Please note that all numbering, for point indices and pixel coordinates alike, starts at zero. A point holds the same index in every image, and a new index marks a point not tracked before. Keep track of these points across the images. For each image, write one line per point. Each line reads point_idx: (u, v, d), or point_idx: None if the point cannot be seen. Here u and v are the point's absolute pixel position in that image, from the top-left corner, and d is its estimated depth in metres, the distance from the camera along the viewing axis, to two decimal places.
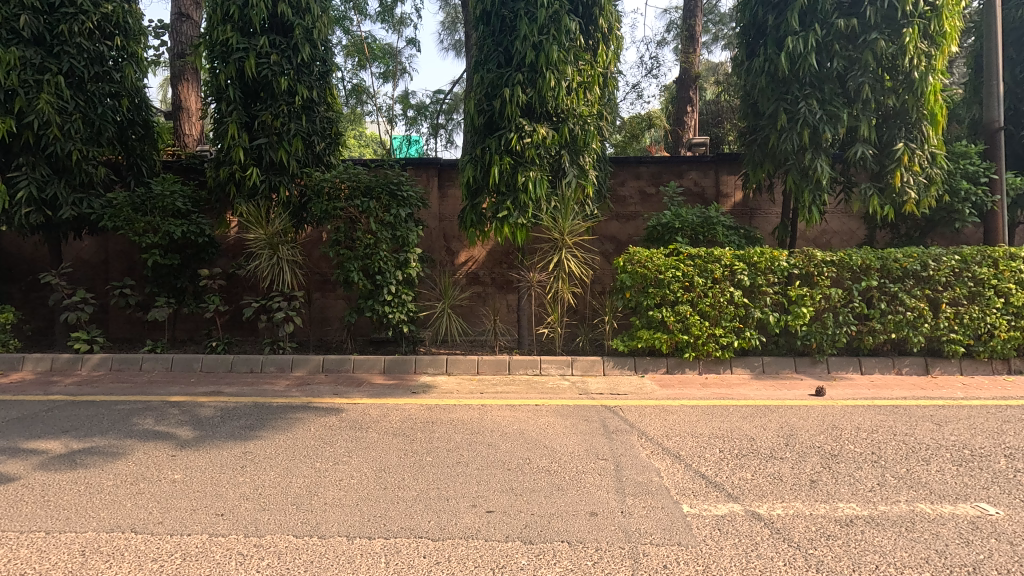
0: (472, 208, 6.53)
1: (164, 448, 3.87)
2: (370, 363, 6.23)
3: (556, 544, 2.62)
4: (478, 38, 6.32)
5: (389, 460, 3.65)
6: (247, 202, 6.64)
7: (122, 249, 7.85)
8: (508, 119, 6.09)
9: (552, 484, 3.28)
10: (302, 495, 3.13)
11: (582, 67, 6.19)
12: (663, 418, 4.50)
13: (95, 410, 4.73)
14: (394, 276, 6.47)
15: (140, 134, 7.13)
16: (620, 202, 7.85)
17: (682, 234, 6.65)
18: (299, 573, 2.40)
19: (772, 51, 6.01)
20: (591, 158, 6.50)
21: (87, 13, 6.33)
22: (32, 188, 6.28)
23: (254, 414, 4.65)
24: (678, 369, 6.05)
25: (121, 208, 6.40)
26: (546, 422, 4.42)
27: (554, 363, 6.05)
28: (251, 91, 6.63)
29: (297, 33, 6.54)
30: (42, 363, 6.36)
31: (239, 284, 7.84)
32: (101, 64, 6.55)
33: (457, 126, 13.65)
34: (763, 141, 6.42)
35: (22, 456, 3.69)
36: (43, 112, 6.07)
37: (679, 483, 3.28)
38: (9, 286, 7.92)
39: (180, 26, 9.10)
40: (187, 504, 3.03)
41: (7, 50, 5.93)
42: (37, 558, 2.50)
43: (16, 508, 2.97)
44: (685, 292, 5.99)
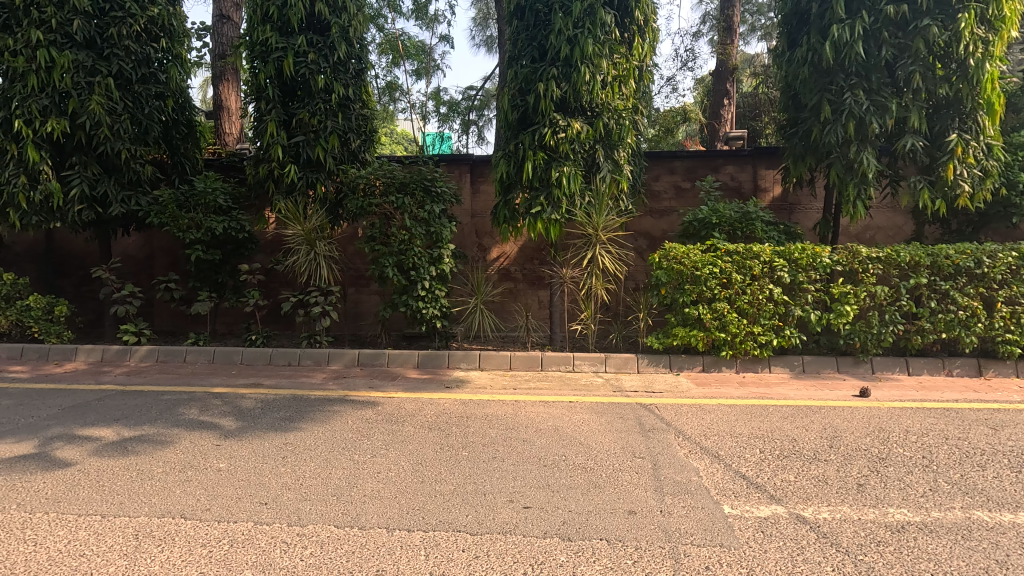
0: (505, 205, 6.52)
1: (209, 437, 3.99)
2: (405, 357, 6.29)
3: (595, 542, 2.60)
4: (511, 33, 6.28)
5: (425, 454, 3.68)
6: (286, 198, 6.78)
7: (166, 245, 8.13)
8: (543, 114, 6.05)
9: (589, 482, 3.25)
10: (342, 487, 3.18)
11: (617, 61, 6.12)
12: (701, 417, 4.41)
13: (143, 400, 4.91)
14: (428, 271, 6.51)
15: (183, 133, 7.40)
16: (654, 197, 7.72)
17: (720, 230, 6.50)
18: (341, 563, 2.44)
19: (815, 40, 5.78)
20: (625, 153, 6.43)
21: (135, 17, 6.54)
22: (84, 186, 6.54)
23: (293, 406, 4.75)
24: (715, 368, 5.93)
25: (167, 205, 6.63)
26: (580, 419, 4.40)
27: (587, 359, 6.01)
28: (289, 90, 6.76)
29: (334, 32, 6.64)
30: (93, 354, 6.64)
31: (277, 279, 8.01)
32: (147, 65, 6.79)
33: (488, 123, 13.67)
34: (805, 134, 6.22)
35: (78, 443, 3.86)
36: (94, 112, 6.31)
37: (720, 484, 3.21)
38: (61, 280, 8.30)
39: (221, 28, 9.35)
40: (232, 492, 3.11)
41: (60, 53, 6.17)
42: (94, 540, 2.60)
43: (74, 492, 3.10)
44: (723, 289, 5.86)
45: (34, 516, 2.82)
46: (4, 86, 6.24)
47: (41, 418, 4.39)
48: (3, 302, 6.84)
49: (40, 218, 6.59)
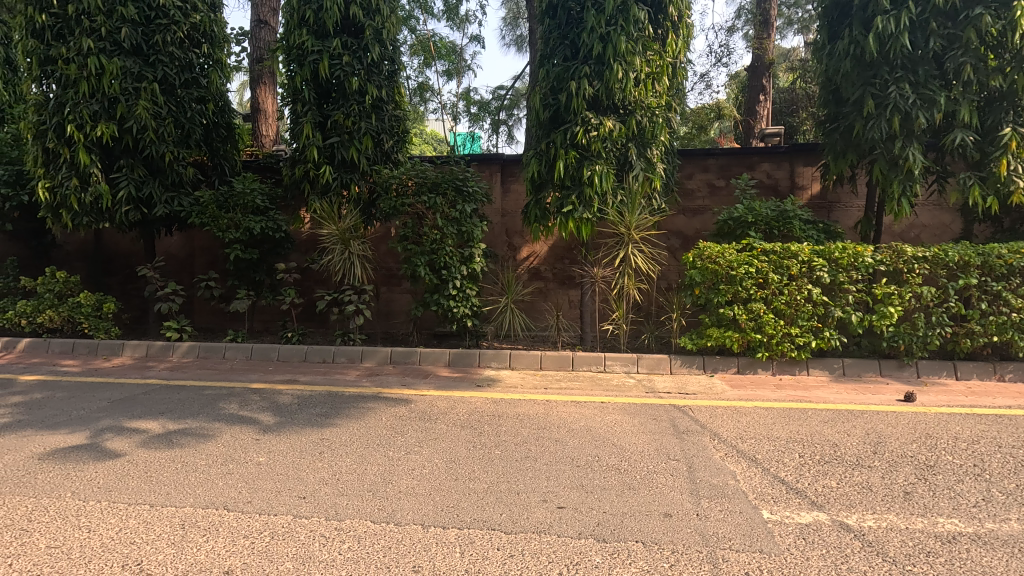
0: (536, 204, 6.53)
1: (249, 432, 4.10)
2: (436, 355, 6.36)
3: (631, 544, 2.58)
4: (543, 32, 6.25)
5: (458, 452, 3.71)
6: (321, 199, 6.91)
7: (205, 245, 8.39)
8: (574, 112, 6.02)
9: (623, 483, 3.22)
10: (378, 483, 3.23)
11: (650, 58, 6.05)
12: (736, 420, 4.32)
13: (185, 395, 5.08)
14: (459, 270, 6.55)
15: (223, 136, 7.63)
16: (687, 196, 7.60)
17: (756, 228, 6.35)
18: (378, 557, 2.48)
19: (858, 32, 5.58)
20: (659, 151, 6.35)
21: (178, 24, 6.77)
22: (131, 188, 6.80)
23: (328, 402, 4.85)
24: (750, 370, 5.81)
25: (208, 206, 6.84)
26: (612, 419, 4.36)
27: (619, 360, 5.96)
28: (324, 92, 6.88)
29: (368, 34, 6.74)
30: (139, 350, 6.90)
31: (312, 277, 8.18)
32: (190, 71, 7.03)
33: (518, 122, 13.70)
34: (846, 129, 6.03)
35: (127, 434, 4.02)
36: (141, 117, 6.56)
37: (758, 488, 3.14)
38: (108, 278, 8.65)
39: (259, 32, 9.61)
40: (272, 485, 3.19)
41: (109, 61, 6.42)
42: (143, 529, 2.70)
43: (124, 482, 3.23)
44: (759, 289, 5.72)
45: (88, 504, 2.95)
46: (57, 92, 6.53)
47: (92, 410, 4.58)
48: (55, 299, 7.17)
49: (90, 218, 6.88)
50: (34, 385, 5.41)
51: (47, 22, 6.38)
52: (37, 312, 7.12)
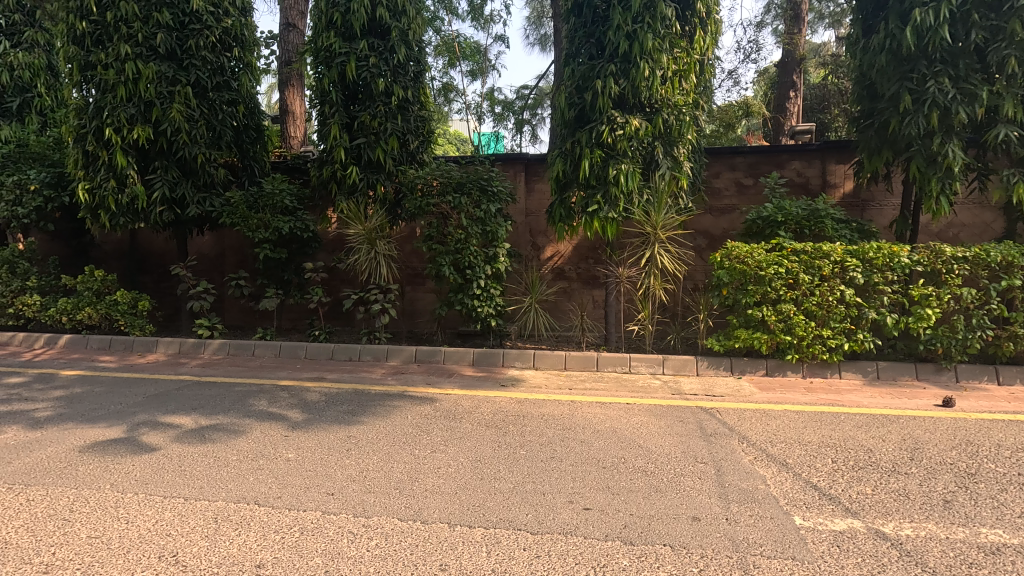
0: (561, 203, 6.50)
1: (278, 428, 4.18)
2: (460, 354, 6.38)
3: (659, 548, 2.54)
4: (568, 31, 6.22)
5: (484, 451, 3.71)
6: (348, 199, 7.00)
7: (236, 244, 8.57)
8: (600, 111, 5.98)
9: (650, 485, 3.19)
10: (405, 480, 3.25)
11: (678, 55, 5.97)
12: (766, 423, 4.23)
13: (217, 391, 5.20)
14: (484, 270, 6.56)
15: (253, 137, 7.79)
16: (714, 195, 7.48)
17: (786, 228, 6.22)
18: (405, 554, 2.50)
19: (894, 25, 5.42)
20: (685, 149, 6.28)
21: (211, 28, 6.94)
22: (165, 189, 6.98)
23: (355, 400, 4.91)
24: (779, 372, 5.70)
25: (238, 206, 6.99)
26: (638, 421, 4.32)
27: (644, 361, 5.90)
28: (351, 94, 6.97)
29: (394, 36, 6.81)
30: (172, 346, 7.08)
31: (339, 277, 8.30)
32: (222, 74, 7.20)
33: (542, 121, 13.68)
34: (881, 125, 5.86)
35: (162, 429, 4.13)
36: (175, 120, 6.73)
37: (789, 493, 3.07)
38: (143, 276, 8.90)
39: (288, 35, 9.79)
40: (301, 481, 3.24)
41: (146, 65, 6.61)
42: (178, 521, 2.77)
43: (160, 475, 3.32)
44: (789, 290, 5.60)
45: (126, 496, 3.04)
46: (96, 97, 6.75)
47: (129, 405, 4.73)
48: (94, 297, 7.41)
49: (126, 218, 7.09)
50: (74, 380, 5.61)
51: (87, 29, 6.59)
52: (76, 309, 7.37)
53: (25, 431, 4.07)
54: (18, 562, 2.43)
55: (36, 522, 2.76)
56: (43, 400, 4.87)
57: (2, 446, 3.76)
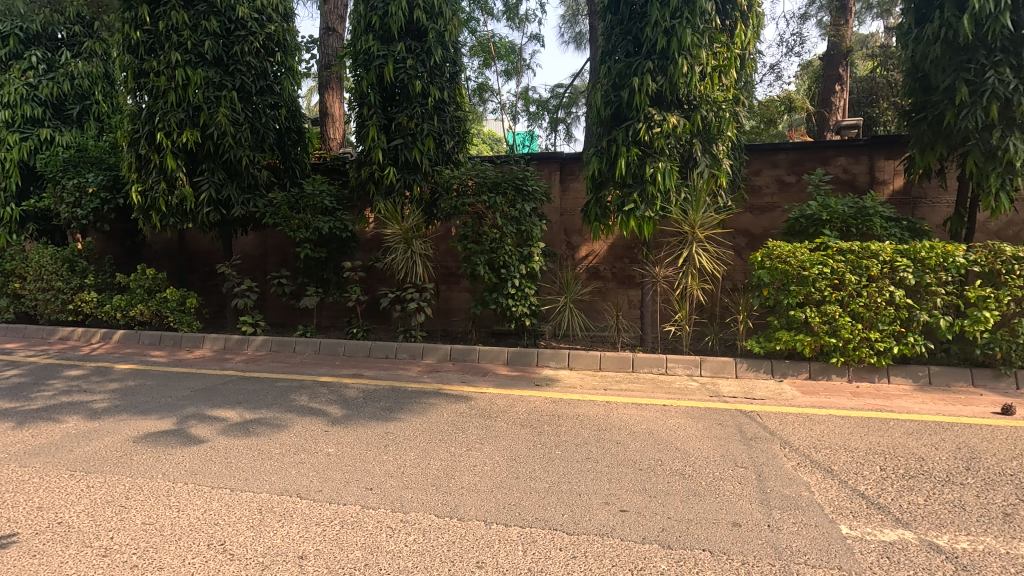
0: (597, 202, 6.44)
1: (318, 423, 4.28)
2: (495, 354, 6.41)
3: (698, 552, 2.50)
4: (604, 28, 6.16)
5: (519, 450, 3.72)
6: (385, 199, 7.12)
7: (278, 244, 8.82)
8: (637, 108, 5.89)
9: (688, 489, 3.13)
10: (441, 477, 3.29)
11: (717, 50, 5.85)
12: (809, 428, 4.10)
13: (260, 386, 5.37)
14: (518, 269, 6.57)
15: (294, 140, 8.02)
16: (755, 192, 7.30)
17: (831, 226, 6.01)
18: (443, 550, 2.52)
19: (951, 13, 5.17)
20: (725, 147, 6.15)
21: (255, 34, 7.19)
22: (212, 190, 7.24)
23: (392, 397, 4.99)
24: (823, 375, 5.51)
25: (280, 207, 7.19)
26: (675, 423, 4.25)
27: (680, 362, 5.81)
28: (388, 96, 7.07)
29: (430, 37, 6.89)
30: (218, 342, 7.35)
31: (376, 276, 8.45)
32: (265, 78, 7.45)
33: (577, 120, 13.62)
34: (935, 119, 5.60)
35: (209, 422, 4.29)
36: (221, 123, 6.98)
37: (834, 501, 2.97)
38: (190, 275, 9.27)
39: (327, 39, 10.02)
40: (340, 476, 3.31)
41: (194, 72, 6.87)
42: (225, 511, 2.88)
43: (207, 466, 3.45)
44: (834, 290, 5.41)
45: (176, 485, 3.17)
46: (148, 102, 7.04)
47: (178, 398, 4.93)
48: (146, 294, 7.74)
49: (176, 219, 7.37)
50: (128, 373, 5.89)
51: (141, 38, 6.89)
52: (130, 306, 7.73)
53: (84, 421, 4.30)
54: (80, 545, 2.56)
55: (95, 507, 2.91)
56: (100, 392, 5.13)
57: (64, 435, 3.98)
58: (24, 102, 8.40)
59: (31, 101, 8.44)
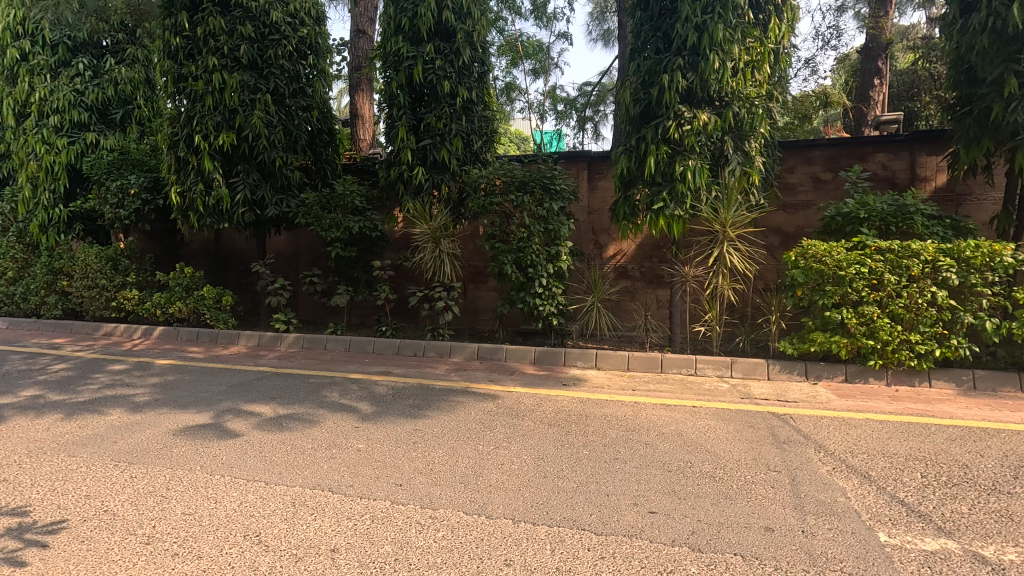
0: (625, 201, 6.37)
1: (349, 419, 4.36)
2: (522, 353, 6.41)
3: (729, 556, 2.46)
4: (633, 25, 6.09)
5: (547, 449, 3.72)
6: (414, 199, 7.19)
7: (309, 243, 9.01)
8: (667, 106, 5.81)
9: (719, 492, 3.08)
10: (469, 475, 3.31)
11: (750, 45, 5.74)
12: (845, 432, 4.00)
13: (293, 382, 5.50)
14: (546, 269, 6.56)
15: (326, 141, 8.18)
16: (788, 190, 7.13)
17: (869, 225, 5.82)
18: (471, 547, 2.54)
19: (1000, 1, 4.96)
20: (757, 144, 6.04)
21: (289, 38, 7.38)
22: (247, 191, 7.43)
23: (420, 394, 5.05)
24: (860, 378, 5.35)
25: (312, 207, 7.33)
26: (706, 425, 4.18)
27: (711, 363, 5.72)
28: (417, 96, 7.13)
29: (459, 38, 6.94)
30: (252, 339, 7.54)
31: (405, 275, 8.55)
32: (298, 81, 7.64)
33: (605, 118, 13.53)
34: (982, 113, 5.38)
35: (245, 416, 4.42)
36: (256, 126, 7.16)
37: (872, 508, 2.88)
38: (226, 273, 9.53)
39: (358, 42, 10.18)
40: (370, 471, 3.37)
41: (231, 76, 7.06)
42: (261, 503, 2.96)
43: (243, 459, 3.55)
44: (872, 291, 5.25)
45: (214, 478, 3.27)
46: (187, 106, 7.26)
47: (215, 393, 5.08)
48: (184, 292, 7.99)
49: (212, 219, 7.59)
50: (168, 368, 6.10)
51: (181, 44, 7.11)
52: (169, 303, 7.98)
53: (127, 413, 4.47)
54: (124, 533, 2.67)
55: (139, 497, 3.02)
56: (141, 386, 5.33)
57: (108, 427, 4.14)
58: (72, 107, 8.76)
59: (78, 107, 8.80)
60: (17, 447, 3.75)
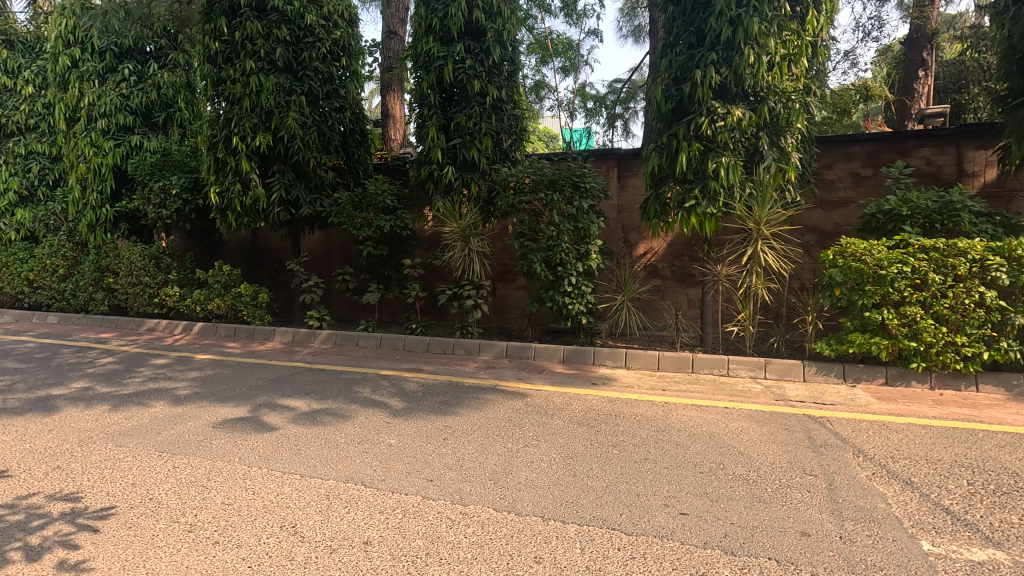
0: (656, 198, 6.28)
1: (380, 415, 4.43)
2: (551, 351, 6.41)
3: (763, 560, 2.42)
4: (665, 20, 6.00)
5: (576, 448, 3.71)
6: (444, 198, 7.25)
7: (342, 242, 9.19)
8: (699, 102, 5.72)
9: (753, 495, 3.02)
10: (499, 472, 3.33)
11: (786, 38, 5.60)
12: (885, 436, 3.87)
13: (326, 377, 5.62)
14: (575, 267, 6.53)
15: (358, 141, 8.33)
16: (826, 187, 6.93)
17: (913, 222, 5.62)
18: (500, 544, 2.56)
19: None
20: (794, 139, 5.89)
21: (322, 40, 7.55)
22: (282, 191, 7.61)
23: (450, 392, 5.09)
24: (902, 381, 5.17)
25: (345, 206, 7.47)
26: (739, 427, 4.10)
27: (744, 364, 5.61)
28: (447, 96, 7.19)
29: (489, 37, 6.96)
30: (287, 336, 7.73)
31: (434, 273, 8.63)
32: (332, 83, 7.80)
33: (635, 115, 13.39)
34: None
35: (280, 410, 4.54)
36: (291, 127, 7.33)
37: (914, 515, 2.79)
38: (262, 271, 9.79)
39: (389, 43, 10.32)
40: (402, 466, 3.42)
41: (267, 78, 7.25)
42: (296, 495, 3.04)
43: (279, 452, 3.65)
44: (915, 291, 5.07)
45: (252, 469, 3.37)
46: (226, 109, 7.47)
47: (252, 387, 5.23)
48: (223, 289, 8.24)
49: (249, 218, 7.79)
50: (207, 363, 6.30)
51: (220, 48, 7.31)
52: (208, 300, 8.24)
53: (170, 406, 4.64)
54: (168, 520, 2.78)
55: (181, 486, 3.14)
56: (183, 380, 5.52)
57: (152, 419, 4.31)
58: (118, 111, 9.14)
59: (123, 110, 9.17)
60: (69, 436, 3.94)
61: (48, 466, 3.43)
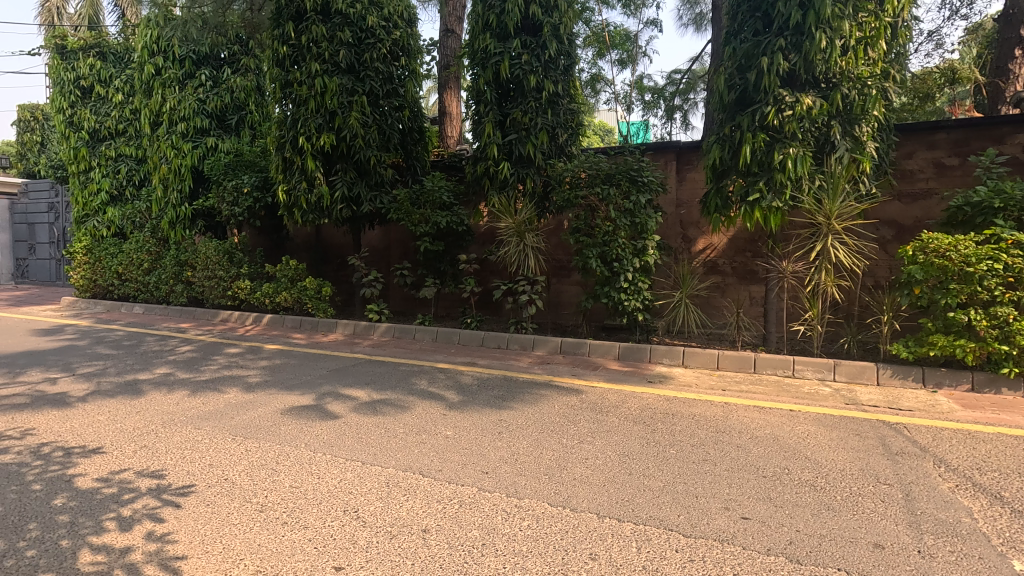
0: (717, 192, 6.07)
1: (437, 406, 4.53)
2: (606, 348, 6.34)
3: (831, 571, 2.31)
4: (729, 7, 5.77)
5: (632, 447, 3.66)
6: (499, 194, 7.30)
7: (400, 238, 9.42)
8: (765, 91, 5.48)
9: (822, 502, 2.88)
10: (553, 467, 3.34)
11: (863, 20, 5.28)
12: (971, 446, 3.59)
13: (385, 369, 5.79)
14: (632, 263, 6.41)
15: (416, 139, 8.50)
16: (905, 178, 6.48)
17: (1006, 215, 5.16)
18: (556, 539, 2.56)
19: None
20: (870, 128, 5.54)
21: (383, 41, 7.78)
22: (345, 188, 7.88)
23: (505, 386, 5.14)
24: (990, 388, 4.78)
25: (403, 202, 7.66)
26: (805, 430, 3.92)
27: (811, 365, 5.35)
28: (503, 92, 7.23)
29: (546, 31, 6.93)
30: (348, 328, 8.03)
31: (489, 269, 8.71)
32: (392, 82, 8.00)
33: (694, 106, 13.00)
34: None
35: (343, 399, 4.72)
36: (353, 126, 7.58)
37: (1004, 532, 2.58)
38: (325, 266, 10.19)
39: (447, 41, 10.48)
40: (458, 458, 3.48)
41: (331, 80, 7.52)
42: (358, 481, 3.16)
43: (342, 439, 3.80)
44: (1008, 290, 4.67)
45: (316, 455, 3.53)
46: (292, 110, 7.79)
47: (316, 377, 5.46)
48: (289, 283, 8.63)
49: (313, 215, 8.11)
50: (275, 353, 6.64)
51: (287, 52, 7.63)
52: (276, 293, 8.66)
53: (242, 393, 4.92)
54: (242, 500, 2.95)
55: (253, 468, 3.33)
56: (253, 368, 5.84)
57: (227, 404, 4.59)
58: (195, 115, 9.72)
59: (200, 114, 9.74)
60: (154, 418, 4.26)
61: (137, 445, 3.71)
